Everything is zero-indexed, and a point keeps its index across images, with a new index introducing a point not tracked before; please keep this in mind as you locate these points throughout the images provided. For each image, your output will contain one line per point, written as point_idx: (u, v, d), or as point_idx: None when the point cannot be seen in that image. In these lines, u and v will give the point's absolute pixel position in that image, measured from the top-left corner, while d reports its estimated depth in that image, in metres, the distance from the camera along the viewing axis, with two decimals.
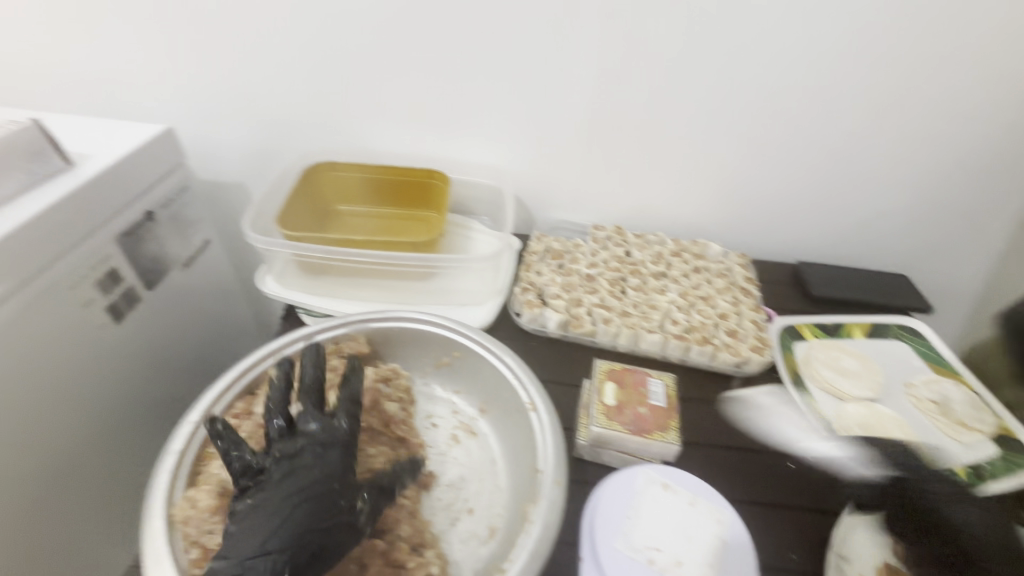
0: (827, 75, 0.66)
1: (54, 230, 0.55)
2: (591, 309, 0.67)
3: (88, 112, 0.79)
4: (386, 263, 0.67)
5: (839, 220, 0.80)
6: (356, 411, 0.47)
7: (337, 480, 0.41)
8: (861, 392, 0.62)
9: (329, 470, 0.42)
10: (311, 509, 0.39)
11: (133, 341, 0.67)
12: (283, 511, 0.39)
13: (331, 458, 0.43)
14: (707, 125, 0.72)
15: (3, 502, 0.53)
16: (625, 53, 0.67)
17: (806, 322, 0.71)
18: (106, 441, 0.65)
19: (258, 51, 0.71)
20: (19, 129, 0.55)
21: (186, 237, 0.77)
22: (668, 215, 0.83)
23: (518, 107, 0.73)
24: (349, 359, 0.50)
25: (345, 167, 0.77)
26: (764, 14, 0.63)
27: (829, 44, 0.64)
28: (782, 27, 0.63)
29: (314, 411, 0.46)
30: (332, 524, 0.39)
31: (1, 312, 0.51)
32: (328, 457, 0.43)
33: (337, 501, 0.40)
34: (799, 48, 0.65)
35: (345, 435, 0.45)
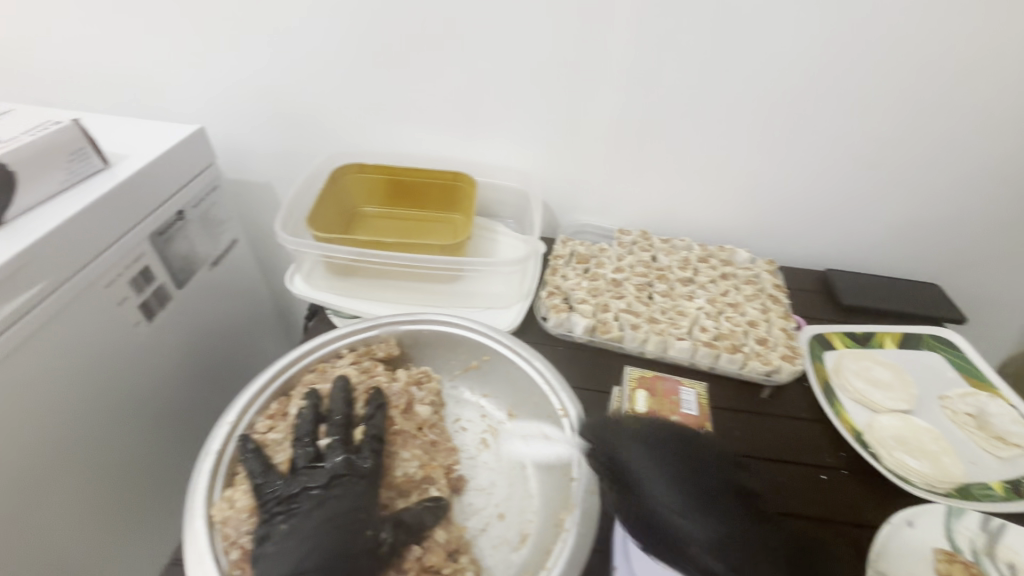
0: (864, 80, 0.65)
1: (94, 230, 0.56)
2: (619, 314, 0.66)
3: (121, 111, 0.80)
4: (413, 265, 0.67)
5: (870, 227, 0.79)
6: (381, 440, 0.48)
7: (363, 514, 0.42)
8: (894, 404, 0.60)
9: (356, 502, 0.43)
10: (338, 543, 0.40)
11: (163, 339, 0.68)
12: (311, 543, 0.40)
13: (356, 492, 0.44)
14: (738, 130, 0.72)
15: (46, 502, 0.54)
16: (657, 57, 0.67)
17: (837, 330, 0.70)
18: (139, 439, 0.66)
19: (288, 52, 0.72)
20: (59, 128, 0.55)
21: (216, 236, 0.78)
22: (695, 220, 0.82)
23: (546, 110, 0.73)
24: (376, 394, 0.51)
25: (373, 169, 0.78)
26: (802, 18, 0.61)
27: (867, 49, 0.63)
28: (819, 32, 0.62)
29: (342, 441, 0.47)
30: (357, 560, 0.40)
31: (42, 310, 0.51)
32: (354, 491, 0.44)
33: (363, 535, 0.41)
34: (836, 54, 0.63)
35: (369, 466, 0.45)
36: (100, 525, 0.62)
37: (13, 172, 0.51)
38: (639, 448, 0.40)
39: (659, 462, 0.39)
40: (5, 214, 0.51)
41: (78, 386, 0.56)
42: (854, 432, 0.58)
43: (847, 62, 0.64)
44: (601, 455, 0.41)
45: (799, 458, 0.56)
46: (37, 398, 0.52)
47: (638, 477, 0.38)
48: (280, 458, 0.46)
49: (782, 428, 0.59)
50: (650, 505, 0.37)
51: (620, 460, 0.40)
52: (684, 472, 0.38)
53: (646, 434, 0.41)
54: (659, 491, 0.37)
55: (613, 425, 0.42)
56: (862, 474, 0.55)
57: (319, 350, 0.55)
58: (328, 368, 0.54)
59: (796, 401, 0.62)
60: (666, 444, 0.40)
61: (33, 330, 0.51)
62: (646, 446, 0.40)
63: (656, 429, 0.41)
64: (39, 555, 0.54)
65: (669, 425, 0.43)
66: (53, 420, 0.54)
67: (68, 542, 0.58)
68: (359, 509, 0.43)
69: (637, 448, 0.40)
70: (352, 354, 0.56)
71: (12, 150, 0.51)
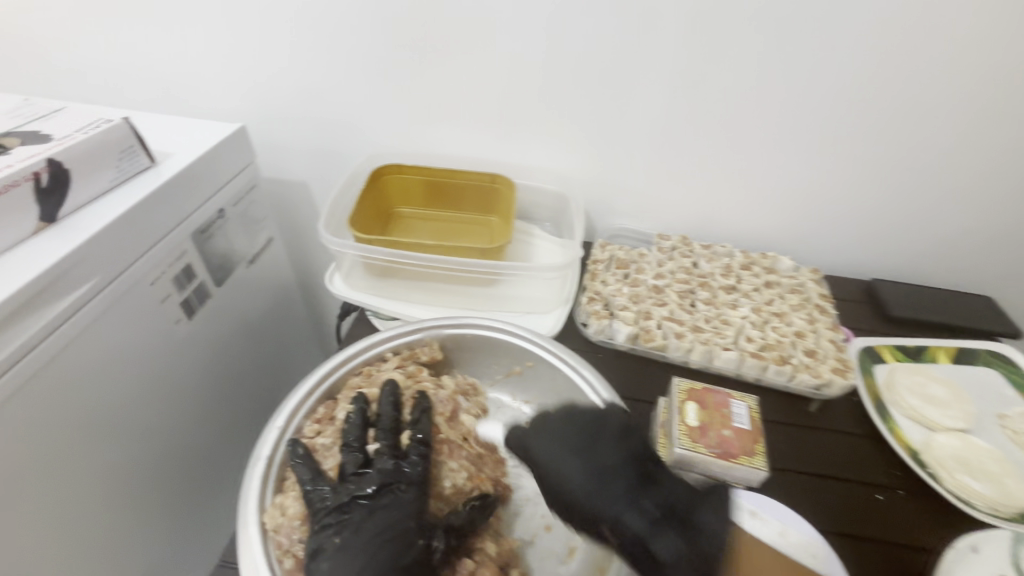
0: (925, 87, 0.62)
1: (143, 229, 0.56)
2: (662, 322, 0.65)
3: (164, 109, 0.81)
4: (454, 269, 0.66)
5: (921, 237, 0.76)
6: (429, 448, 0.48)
7: (413, 522, 0.43)
8: (952, 422, 0.58)
9: (406, 512, 0.44)
10: (390, 551, 0.42)
11: (201, 337, 0.68)
12: (365, 554, 0.41)
13: (406, 501, 0.44)
14: (788, 136, 0.69)
15: (100, 502, 0.55)
16: (707, 61, 0.65)
17: (887, 343, 0.67)
18: (183, 437, 0.66)
19: (330, 52, 0.71)
20: (110, 127, 0.55)
21: (253, 235, 0.78)
22: (736, 226, 0.81)
23: (589, 113, 0.72)
24: (422, 398, 0.51)
25: (410, 170, 0.77)
26: (863, 21, 0.59)
27: (932, 54, 0.60)
28: (882, 36, 0.60)
29: (391, 447, 0.47)
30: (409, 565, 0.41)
31: (91, 308, 0.51)
32: (404, 500, 0.44)
33: (415, 543, 0.42)
34: (897, 59, 0.61)
35: (417, 473, 0.46)
36: (149, 521, 0.62)
37: (66, 170, 0.51)
38: (544, 441, 0.46)
39: (559, 447, 0.45)
40: (57, 212, 0.51)
41: (127, 381, 0.57)
42: (910, 452, 0.56)
43: (910, 66, 0.61)
44: (516, 452, 0.47)
45: (853, 476, 0.54)
46: (91, 393, 0.52)
47: (546, 464, 0.45)
48: (329, 465, 0.46)
49: (834, 444, 0.57)
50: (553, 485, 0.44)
51: (524, 455, 0.46)
52: (577, 454, 0.44)
53: (548, 430, 0.46)
54: (555, 472, 0.44)
55: (529, 425, 0.47)
56: (918, 495, 0.53)
57: (364, 353, 0.56)
58: (373, 371, 0.55)
59: (846, 416, 0.60)
60: (565, 429, 0.46)
61: (86, 325, 0.51)
62: (548, 437, 0.46)
63: (558, 422, 0.47)
64: (94, 551, 0.55)
65: (581, 410, 0.48)
66: (105, 415, 0.54)
67: (120, 538, 0.58)
68: (410, 516, 0.44)
69: (537, 441, 0.46)
70: (397, 358, 0.56)
71: (63, 148, 0.51)
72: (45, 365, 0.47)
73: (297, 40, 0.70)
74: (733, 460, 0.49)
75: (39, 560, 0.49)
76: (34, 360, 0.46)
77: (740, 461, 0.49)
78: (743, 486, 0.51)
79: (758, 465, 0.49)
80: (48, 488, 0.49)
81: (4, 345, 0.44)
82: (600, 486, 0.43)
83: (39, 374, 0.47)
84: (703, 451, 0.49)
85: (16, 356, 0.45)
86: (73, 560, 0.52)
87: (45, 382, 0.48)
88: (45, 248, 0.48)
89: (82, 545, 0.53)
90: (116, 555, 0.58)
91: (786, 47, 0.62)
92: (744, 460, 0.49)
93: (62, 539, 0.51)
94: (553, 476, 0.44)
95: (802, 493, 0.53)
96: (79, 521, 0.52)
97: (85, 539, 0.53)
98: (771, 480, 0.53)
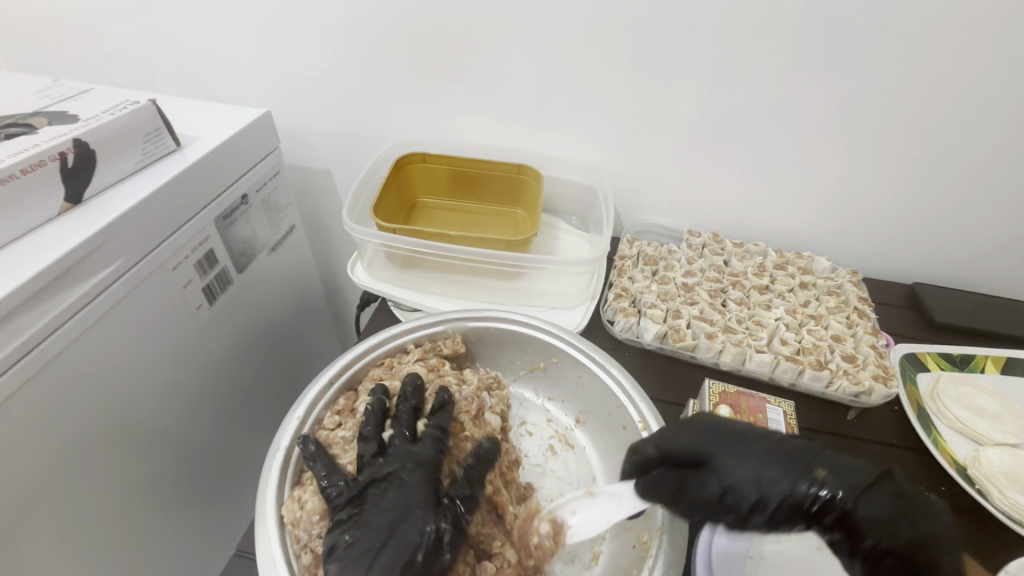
0: (987, 84, 0.58)
1: (166, 213, 0.55)
2: (692, 321, 0.63)
3: (192, 93, 0.80)
4: (478, 261, 0.64)
5: (970, 240, 0.72)
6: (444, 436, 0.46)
7: (420, 509, 0.41)
8: (1003, 437, 0.55)
9: (411, 499, 0.41)
10: (399, 545, 0.39)
11: (221, 323, 0.68)
12: (371, 552, 0.38)
13: (415, 487, 0.42)
14: (831, 133, 0.66)
15: (115, 485, 0.54)
16: (750, 54, 0.61)
17: (931, 351, 0.64)
18: (200, 421, 0.66)
19: (357, 39, 0.70)
20: (136, 108, 0.54)
21: (276, 222, 0.77)
22: (770, 224, 0.78)
23: (621, 105, 0.69)
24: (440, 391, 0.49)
25: (435, 159, 0.75)
26: (924, 13, 0.55)
27: (998, 50, 0.56)
28: (943, 30, 0.55)
29: (406, 436, 0.46)
30: (420, 556, 0.38)
31: (113, 292, 0.51)
32: (413, 486, 0.42)
33: (424, 530, 0.39)
34: (957, 54, 0.57)
35: (428, 459, 0.44)
36: (163, 509, 0.62)
37: (92, 151, 0.50)
38: (680, 445, 0.43)
39: (702, 444, 0.43)
40: (83, 194, 0.51)
41: (140, 370, 0.55)
42: (955, 465, 0.53)
43: (972, 56, 0.57)
44: (660, 481, 0.42)
45: None
46: (102, 385, 0.51)
47: (715, 457, 0.42)
48: (346, 459, 0.45)
49: (873, 456, 0.54)
50: (715, 496, 0.41)
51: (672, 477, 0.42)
52: (716, 445, 0.43)
53: (676, 435, 0.44)
54: (718, 474, 0.41)
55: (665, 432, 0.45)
56: (964, 512, 0.50)
57: (386, 344, 0.55)
58: (395, 364, 0.54)
59: (885, 426, 0.57)
60: (696, 427, 0.44)
61: (102, 313, 0.50)
62: (682, 441, 0.43)
63: (686, 424, 0.45)
64: (110, 536, 0.54)
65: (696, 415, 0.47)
66: (119, 405, 0.53)
67: (132, 530, 0.57)
68: (417, 503, 0.41)
69: (679, 445, 0.43)
70: (419, 350, 0.55)
71: (89, 128, 0.50)
72: (55, 356, 0.46)
73: (324, 24, 0.69)
74: None
75: (45, 553, 0.48)
76: (40, 355, 0.45)
77: None
78: None
79: None
80: (58, 481, 0.48)
81: (15, 335, 0.43)
82: (769, 467, 0.41)
83: (47, 366, 0.46)
84: None
85: (28, 346, 0.44)
86: (83, 551, 0.52)
87: (53, 376, 0.46)
88: (68, 230, 0.48)
89: (92, 537, 0.52)
90: (131, 545, 0.58)
91: (838, 35, 0.58)
92: None
93: (71, 529, 0.50)
94: (712, 479, 0.41)
95: None
96: (89, 510, 0.52)
97: (95, 531, 0.53)
98: None
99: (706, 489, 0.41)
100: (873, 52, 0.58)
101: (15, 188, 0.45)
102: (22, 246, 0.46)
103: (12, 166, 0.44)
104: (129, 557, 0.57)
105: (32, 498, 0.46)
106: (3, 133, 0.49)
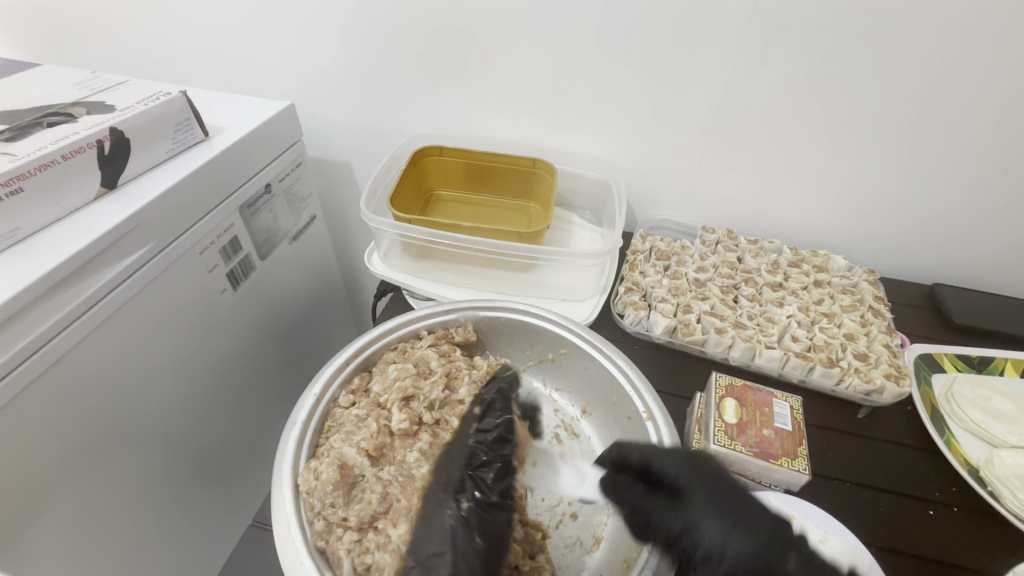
0: (1014, 84, 0.57)
1: (193, 201, 0.58)
2: (702, 316, 0.63)
3: (220, 86, 0.83)
4: (492, 252, 0.66)
5: (994, 242, 0.71)
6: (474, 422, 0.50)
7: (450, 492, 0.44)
8: (1019, 439, 0.54)
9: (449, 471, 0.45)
10: (450, 519, 0.42)
11: (244, 306, 0.70)
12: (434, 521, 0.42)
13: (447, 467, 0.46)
14: (850, 131, 0.65)
15: (140, 456, 0.57)
16: (767, 51, 0.61)
17: (948, 351, 0.63)
18: (221, 398, 0.69)
19: (380, 36, 0.72)
20: (168, 99, 0.57)
21: (298, 212, 0.80)
22: (786, 221, 0.77)
23: (637, 100, 0.69)
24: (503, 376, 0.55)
25: (451, 153, 0.77)
26: (949, 11, 0.54)
27: None
28: (968, 28, 0.54)
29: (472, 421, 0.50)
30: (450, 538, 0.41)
31: (143, 273, 0.53)
32: (451, 460, 0.46)
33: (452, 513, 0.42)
34: (983, 55, 0.56)
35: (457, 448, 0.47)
36: (180, 491, 0.64)
37: (127, 140, 0.53)
38: (662, 470, 0.43)
39: (683, 478, 0.41)
40: (117, 179, 0.53)
41: (157, 358, 0.57)
42: (967, 466, 0.53)
43: (999, 51, 0.55)
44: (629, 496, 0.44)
45: (902, 488, 0.51)
46: (118, 375, 0.53)
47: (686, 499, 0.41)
48: (360, 436, 0.46)
49: (884, 453, 0.54)
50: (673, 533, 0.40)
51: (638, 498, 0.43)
52: (698, 480, 0.41)
53: (661, 456, 0.43)
54: (684, 510, 0.40)
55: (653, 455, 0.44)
56: (974, 513, 0.50)
57: (400, 329, 0.57)
58: (408, 348, 0.56)
59: (896, 425, 0.57)
60: (688, 461, 0.43)
61: (126, 300, 0.52)
62: (666, 467, 0.42)
63: (680, 455, 0.43)
64: (133, 504, 0.57)
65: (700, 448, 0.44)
66: (135, 394, 0.55)
67: (154, 500, 0.60)
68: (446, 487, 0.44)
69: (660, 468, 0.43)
70: (432, 336, 0.57)
71: (125, 118, 0.53)
72: (73, 346, 0.48)
73: (348, 21, 0.71)
74: (773, 460, 0.46)
75: (70, 526, 0.50)
76: (58, 345, 0.46)
77: (780, 463, 0.46)
78: (780, 489, 0.49)
79: (800, 468, 0.46)
80: (78, 465, 0.50)
81: (44, 318, 0.45)
82: (735, 539, 0.38)
83: (63, 358, 0.47)
84: (740, 449, 0.47)
85: (51, 332, 0.46)
86: (106, 522, 0.54)
87: (67, 369, 0.47)
88: (103, 214, 0.50)
89: (109, 518, 0.54)
90: (147, 528, 0.60)
91: (858, 29, 0.57)
92: (785, 462, 0.47)
93: (90, 514, 0.52)
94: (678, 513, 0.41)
95: (848, 501, 0.50)
96: (116, 477, 0.54)
97: (112, 514, 0.55)
98: (810, 484, 0.51)
99: (667, 521, 0.41)
100: (896, 50, 0.58)
101: (57, 173, 0.48)
102: (61, 228, 0.49)
103: (54, 152, 0.47)
104: (150, 528, 0.60)
105: (54, 480, 0.48)
106: (45, 122, 0.52)
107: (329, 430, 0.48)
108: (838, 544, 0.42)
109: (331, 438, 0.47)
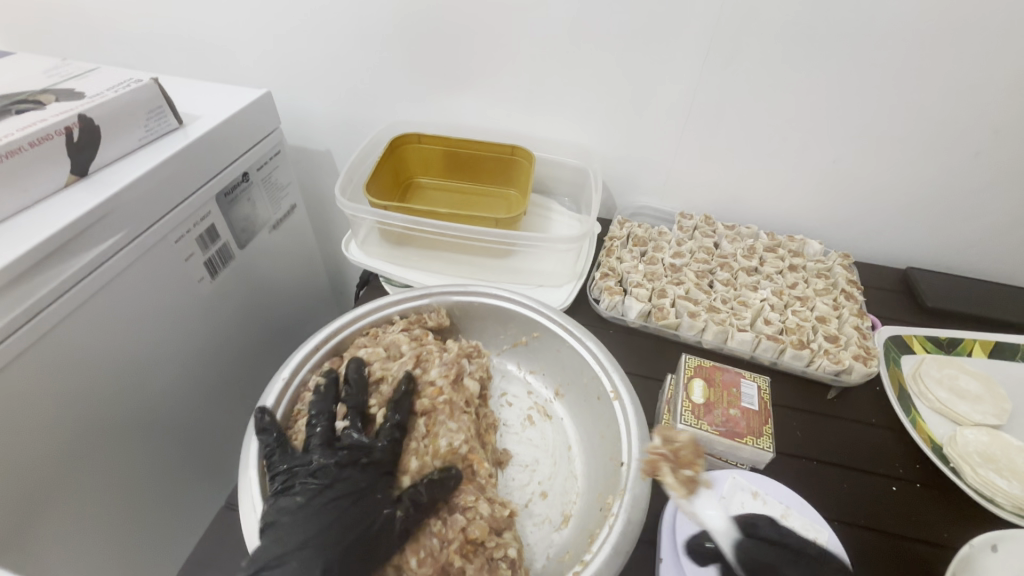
0: (978, 77, 0.58)
1: (166, 189, 0.57)
2: (676, 300, 0.64)
3: (197, 74, 0.82)
4: (467, 238, 0.66)
5: (967, 227, 0.72)
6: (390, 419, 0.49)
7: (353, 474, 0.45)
8: (982, 418, 0.56)
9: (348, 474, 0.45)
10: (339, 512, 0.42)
11: (223, 295, 0.70)
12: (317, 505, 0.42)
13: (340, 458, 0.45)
14: (822, 119, 0.66)
15: (113, 448, 0.57)
16: (740, 43, 0.62)
17: (917, 333, 0.65)
18: (199, 386, 0.69)
19: (357, 27, 0.72)
20: (138, 86, 0.56)
21: (277, 200, 0.80)
22: (764, 207, 0.78)
23: (612, 90, 0.70)
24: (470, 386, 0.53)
25: (429, 140, 0.76)
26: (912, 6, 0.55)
27: (988, 45, 0.56)
28: (932, 25, 0.56)
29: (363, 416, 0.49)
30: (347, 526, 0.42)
31: (115, 262, 0.53)
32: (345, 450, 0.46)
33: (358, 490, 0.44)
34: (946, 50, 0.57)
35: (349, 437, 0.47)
36: (154, 480, 0.64)
37: (97, 127, 0.53)
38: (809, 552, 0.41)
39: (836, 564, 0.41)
40: (88, 168, 0.53)
41: (130, 347, 0.57)
42: (931, 444, 0.54)
43: (963, 42, 0.56)
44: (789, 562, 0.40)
45: (868, 466, 0.52)
46: (98, 358, 0.53)
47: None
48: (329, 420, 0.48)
49: (851, 433, 0.55)
50: None
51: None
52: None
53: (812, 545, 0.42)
54: None
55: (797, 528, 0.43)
56: (936, 488, 0.51)
57: (374, 314, 0.57)
58: (379, 333, 0.56)
59: (866, 406, 0.58)
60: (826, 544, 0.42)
61: (98, 290, 0.52)
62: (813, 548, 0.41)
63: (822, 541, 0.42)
64: (99, 500, 0.56)
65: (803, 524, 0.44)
66: (113, 381, 0.56)
67: (127, 491, 0.60)
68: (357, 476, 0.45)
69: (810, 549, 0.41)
70: (404, 321, 0.58)
71: (95, 105, 0.52)
72: (45, 336, 0.48)
73: (325, 13, 0.71)
74: (738, 439, 0.47)
75: (42, 521, 0.50)
76: (26, 336, 0.46)
77: (745, 441, 0.47)
78: (747, 466, 0.50)
79: (764, 446, 0.47)
80: (59, 446, 0.50)
81: (13, 306, 0.45)
82: None
83: (44, 338, 0.48)
84: (706, 428, 0.48)
85: (21, 320, 0.46)
86: (76, 516, 0.54)
87: (47, 352, 0.48)
88: (72, 202, 0.50)
89: (86, 507, 0.55)
90: (129, 505, 0.61)
91: (828, 18, 0.58)
92: (750, 440, 0.48)
93: (74, 493, 0.53)
94: None
95: (814, 480, 0.51)
96: (88, 471, 0.54)
97: (86, 507, 0.55)
98: (777, 463, 0.52)
99: None
100: (865, 41, 0.58)
101: (24, 160, 0.47)
102: (28, 216, 0.48)
103: (22, 139, 0.47)
104: (120, 521, 0.60)
105: (39, 458, 0.49)
106: (13, 109, 0.51)
107: (300, 413, 0.49)
108: (800, 519, 0.44)
109: (301, 420, 0.48)
